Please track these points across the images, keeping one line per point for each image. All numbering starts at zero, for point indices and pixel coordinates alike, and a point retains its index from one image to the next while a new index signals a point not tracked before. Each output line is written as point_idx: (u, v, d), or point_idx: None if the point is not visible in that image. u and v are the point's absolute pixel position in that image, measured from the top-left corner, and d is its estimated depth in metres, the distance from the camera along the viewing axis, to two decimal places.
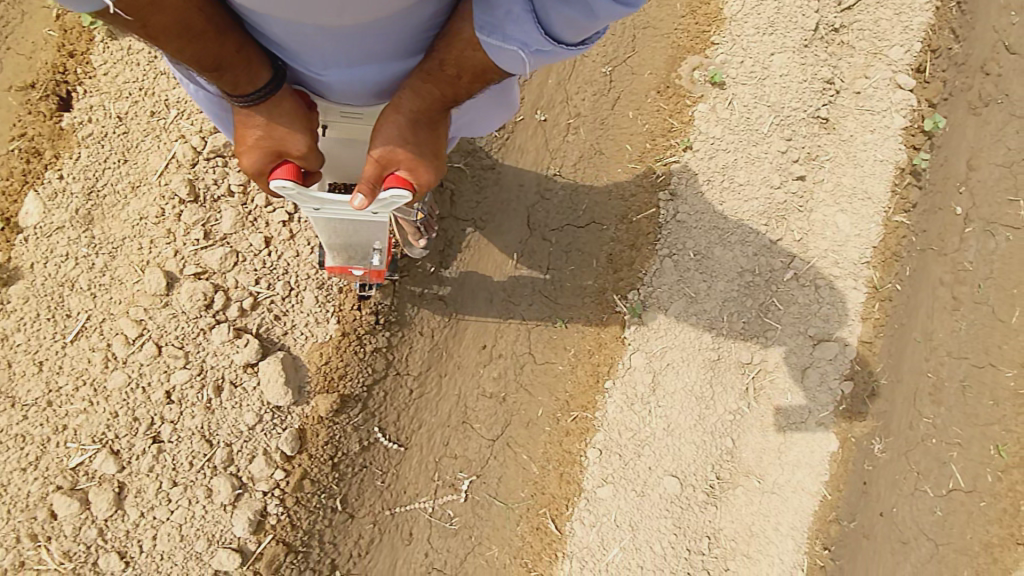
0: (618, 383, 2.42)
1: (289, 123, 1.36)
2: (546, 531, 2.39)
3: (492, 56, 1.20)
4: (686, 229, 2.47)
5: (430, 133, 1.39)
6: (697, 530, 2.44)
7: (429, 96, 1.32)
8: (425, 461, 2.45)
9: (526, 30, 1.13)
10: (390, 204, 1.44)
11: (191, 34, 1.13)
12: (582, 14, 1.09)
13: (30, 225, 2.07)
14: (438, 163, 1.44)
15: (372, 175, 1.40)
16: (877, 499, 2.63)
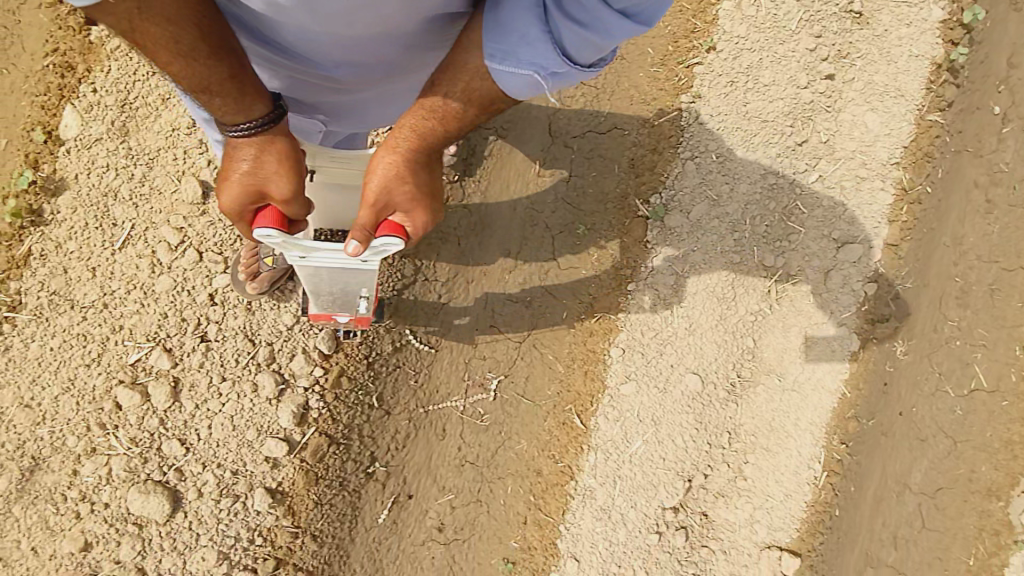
0: (641, 285, 2.48)
1: (277, 163, 1.43)
2: (572, 426, 2.52)
3: (505, 84, 1.30)
4: (707, 131, 2.46)
5: (428, 174, 1.46)
6: (718, 425, 2.58)
7: (428, 133, 1.40)
8: (455, 362, 2.58)
9: (541, 53, 1.24)
10: (380, 252, 1.55)
11: (189, 52, 1.22)
12: (598, 33, 1.20)
13: (70, 137, 2.15)
14: (433, 207, 1.51)
15: (367, 219, 1.46)
16: (898, 399, 2.60)
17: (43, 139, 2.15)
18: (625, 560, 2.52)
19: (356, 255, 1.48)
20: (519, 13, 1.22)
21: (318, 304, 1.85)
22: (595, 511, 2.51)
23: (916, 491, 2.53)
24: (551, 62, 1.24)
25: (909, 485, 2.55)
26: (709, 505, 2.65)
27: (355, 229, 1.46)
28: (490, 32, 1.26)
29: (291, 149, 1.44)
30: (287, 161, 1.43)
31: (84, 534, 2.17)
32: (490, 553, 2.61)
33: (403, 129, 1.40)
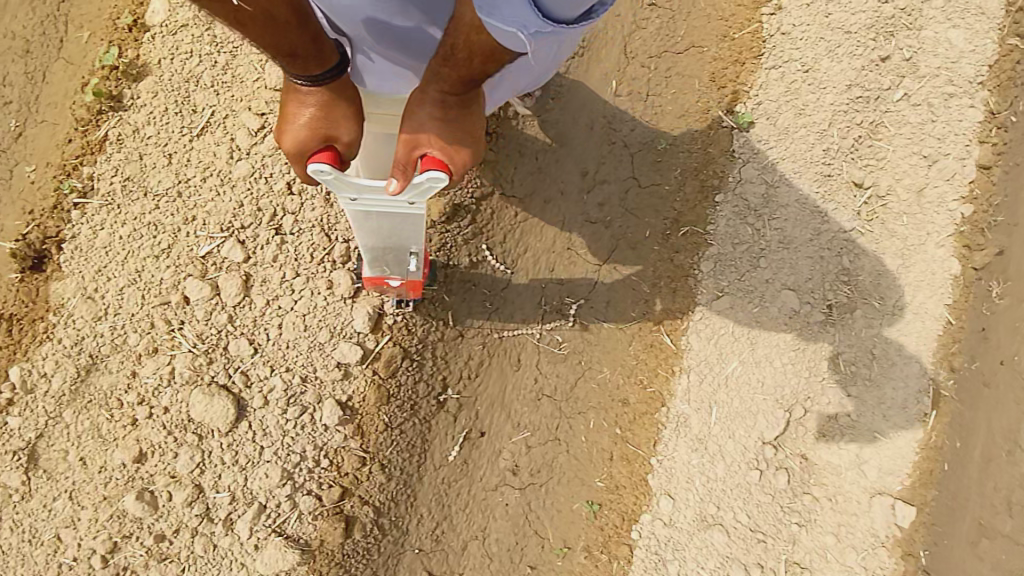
0: (729, 196, 2.38)
1: (345, 113, 1.36)
2: (661, 348, 2.34)
3: (496, 38, 1.15)
4: (790, 40, 2.45)
5: (462, 112, 1.34)
6: (817, 349, 2.38)
7: (450, 78, 1.27)
8: (532, 288, 2.41)
9: (517, 11, 1.07)
10: (427, 191, 1.35)
11: (274, 24, 1.16)
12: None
13: (156, 22, 2.19)
14: (471, 146, 1.38)
15: (402, 158, 1.34)
16: (999, 346, 2.34)
17: (128, 26, 2.20)
18: (724, 498, 2.27)
19: (397, 194, 1.33)
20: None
21: (373, 264, 1.75)
22: (690, 441, 2.29)
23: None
24: (530, 23, 1.08)
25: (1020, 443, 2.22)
26: (811, 446, 2.40)
27: (395, 166, 1.34)
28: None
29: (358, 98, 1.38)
30: (355, 110, 1.38)
31: (139, 443, 1.96)
32: (571, 497, 2.35)
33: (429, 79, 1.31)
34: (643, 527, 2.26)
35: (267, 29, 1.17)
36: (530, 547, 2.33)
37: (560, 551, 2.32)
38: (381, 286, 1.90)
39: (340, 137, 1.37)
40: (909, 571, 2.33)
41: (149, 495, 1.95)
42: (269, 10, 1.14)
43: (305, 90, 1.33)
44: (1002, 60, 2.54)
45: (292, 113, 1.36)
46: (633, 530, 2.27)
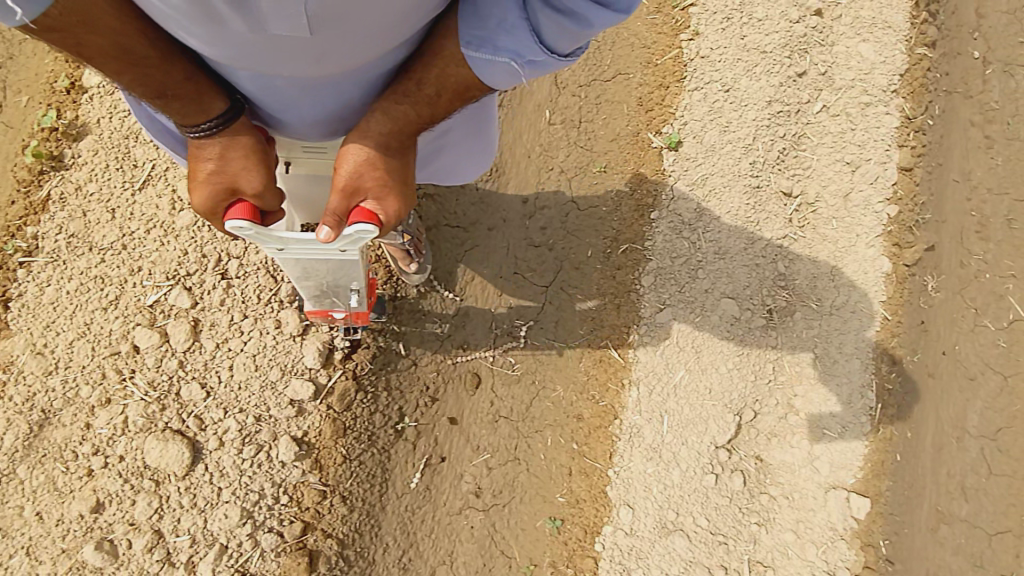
0: (664, 213, 2.47)
1: (247, 160, 1.36)
2: (610, 362, 2.41)
3: (480, 73, 1.27)
4: (709, 62, 2.57)
5: (400, 157, 1.39)
6: (760, 353, 2.47)
7: (406, 118, 1.34)
8: (482, 313, 2.50)
9: (519, 42, 1.21)
10: (356, 242, 1.41)
11: (132, 57, 1.16)
12: (580, 25, 1.18)
13: (93, 84, 2.29)
14: (407, 193, 1.43)
15: (337, 206, 1.37)
16: (938, 339, 2.56)
17: (66, 89, 2.29)
18: (682, 503, 2.33)
19: (327, 242, 1.37)
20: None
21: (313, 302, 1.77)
22: (644, 450, 2.34)
23: (976, 435, 2.45)
24: (528, 50, 1.22)
25: (967, 430, 2.46)
26: (762, 447, 2.48)
27: (325, 216, 1.36)
28: (465, 18, 1.22)
29: (257, 143, 1.37)
30: (255, 156, 1.37)
31: (96, 492, 1.98)
32: (534, 514, 2.39)
33: (375, 117, 1.34)
34: (605, 539, 2.31)
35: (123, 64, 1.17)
36: (497, 568, 2.36)
37: (527, 569, 2.34)
38: (325, 317, 1.92)
39: (245, 186, 1.37)
40: (869, 565, 2.39)
41: (107, 544, 1.96)
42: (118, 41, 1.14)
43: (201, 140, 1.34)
44: (912, 69, 2.74)
45: (195, 168, 1.38)
46: (596, 543, 2.31)
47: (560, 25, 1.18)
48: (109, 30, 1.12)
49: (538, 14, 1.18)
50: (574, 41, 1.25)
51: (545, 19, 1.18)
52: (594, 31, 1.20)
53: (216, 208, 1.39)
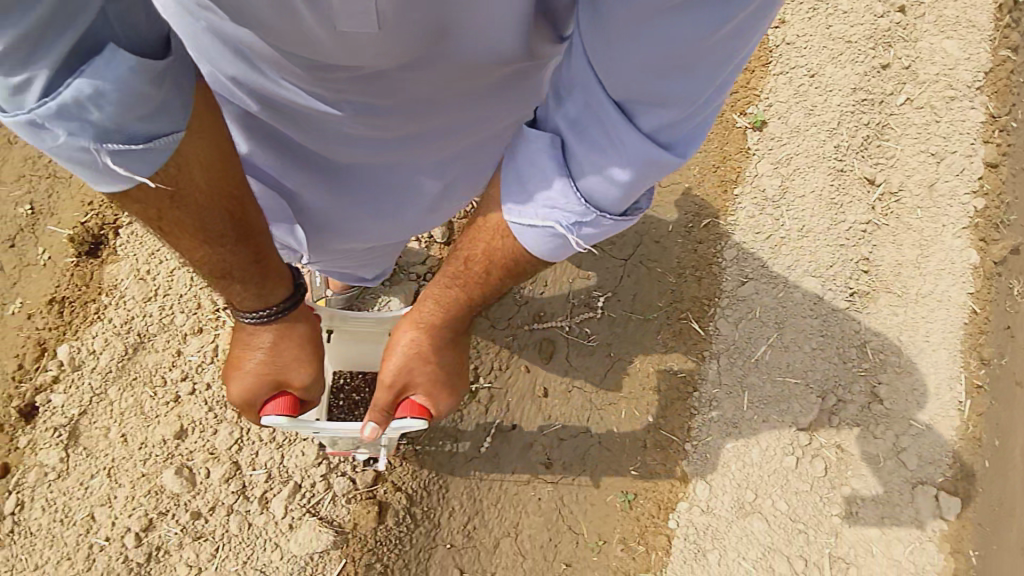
0: (746, 190, 2.49)
1: (294, 358, 1.44)
2: (689, 333, 2.37)
3: (526, 238, 1.21)
4: (795, 49, 2.62)
5: (450, 349, 1.43)
6: (844, 335, 2.41)
7: (455, 303, 1.35)
8: (560, 282, 2.50)
9: (560, 194, 1.13)
10: (398, 430, 1.52)
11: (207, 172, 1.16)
12: (622, 169, 1.06)
13: None
14: (456, 385, 1.49)
15: (385, 402, 1.46)
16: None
17: None
18: (762, 485, 2.23)
19: (372, 437, 1.48)
20: (538, 161, 1.14)
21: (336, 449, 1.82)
22: (724, 424, 2.27)
23: None
24: (572, 205, 1.13)
25: None
26: (846, 436, 2.35)
27: (374, 412, 1.48)
28: (511, 184, 1.19)
29: (309, 333, 1.45)
30: (307, 346, 1.46)
31: (181, 418, 2.00)
32: (604, 490, 2.29)
33: (424, 301, 1.39)
34: (681, 515, 2.20)
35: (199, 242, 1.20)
36: (564, 544, 2.26)
37: (595, 545, 2.25)
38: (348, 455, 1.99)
39: (292, 380, 1.45)
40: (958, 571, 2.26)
41: (187, 471, 1.96)
42: (204, 224, 1.17)
43: (253, 337, 1.40)
44: (997, 68, 2.73)
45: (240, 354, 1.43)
46: (670, 520, 2.21)
47: (602, 171, 1.08)
48: (196, 197, 1.14)
49: (579, 164, 1.10)
50: (629, 197, 1.12)
51: (589, 179, 1.09)
52: (647, 179, 1.07)
53: (257, 397, 1.44)
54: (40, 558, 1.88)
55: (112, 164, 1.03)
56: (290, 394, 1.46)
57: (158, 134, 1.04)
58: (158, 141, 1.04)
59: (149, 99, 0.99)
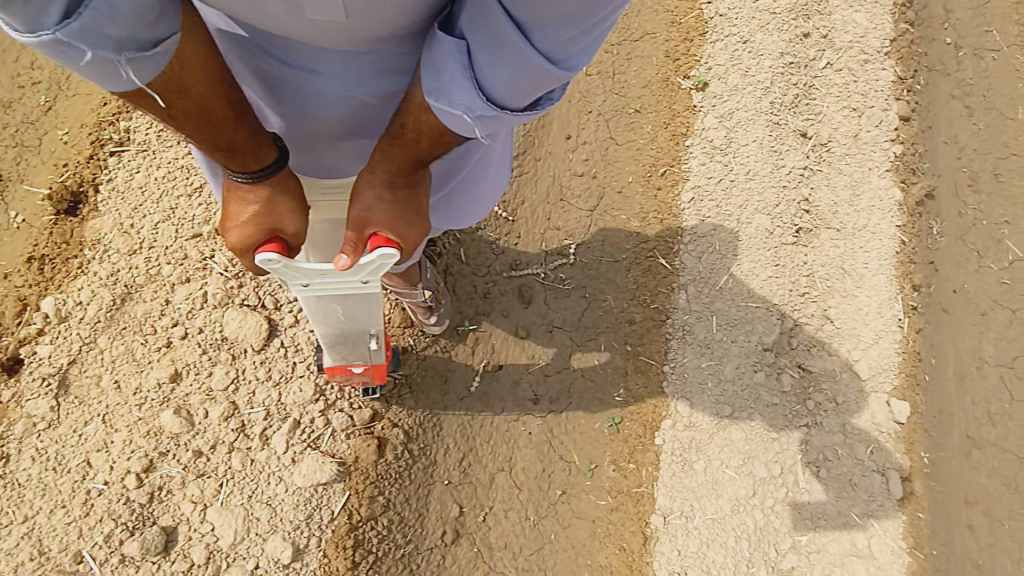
0: (696, 141, 2.73)
1: (287, 206, 1.40)
2: (658, 269, 2.56)
3: (442, 122, 1.21)
4: (727, 20, 2.93)
5: (410, 192, 1.38)
6: (795, 265, 2.66)
7: (399, 159, 1.32)
8: (532, 232, 2.65)
9: (469, 95, 1.15)
10: (377, 269, 1.41)
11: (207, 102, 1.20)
12: (524, 68, 1.09)
13: None
14: (419, 222, 1.45)
15: (352, 237, 1.40)
16: (947, 279, 2.76)
17: None
18: (737, 400, 2.41)
19: (344, 270, 1.40)
20: (446, 52, 1.13)
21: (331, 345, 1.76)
22: (696, 347, 2.45)
23: (994, 364, 2.59)
24: (479, 104, 1.15)
25: (985, 359, 2.61)
26: (803, 356, 2.58)
27: (345, 243, 1.40)
28: (425, 68, 1.18)
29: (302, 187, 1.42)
30: (300, 199, 1.42)
31: (175, 362, 2.00)
32: (592, 418, 2.41)
33: (377, 159, 1.36)
34: (665, 432, 2.35)
35: (201, 126, 1.22)
36: (557, 472, 2.36)
37: (588, 470, 2.36)
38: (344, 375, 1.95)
39: (285, 230, 1.40)
40: (916, 468, 2.53)
41: (185, 411, 1.96)
42: (204, 107, 1.20)
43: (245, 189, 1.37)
44: (898, 39, 3.13)
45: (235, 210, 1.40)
46: (656, 437, 2.35)
47: (505, 70, 1.10)
48: (200, 97, 1.18)
49: (485, 63, 1.11)
50: (530, 93, 1.16)
51: (494, 74, 1.11)
52: (543, 79, 1.12)
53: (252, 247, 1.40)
54: (31, 507, 1.83)
55: (126, 72, 1.08)
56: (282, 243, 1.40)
57: (161, 39, 1.08)
58: (162, 45, 1.08)
59: (150, 7, 1.03)
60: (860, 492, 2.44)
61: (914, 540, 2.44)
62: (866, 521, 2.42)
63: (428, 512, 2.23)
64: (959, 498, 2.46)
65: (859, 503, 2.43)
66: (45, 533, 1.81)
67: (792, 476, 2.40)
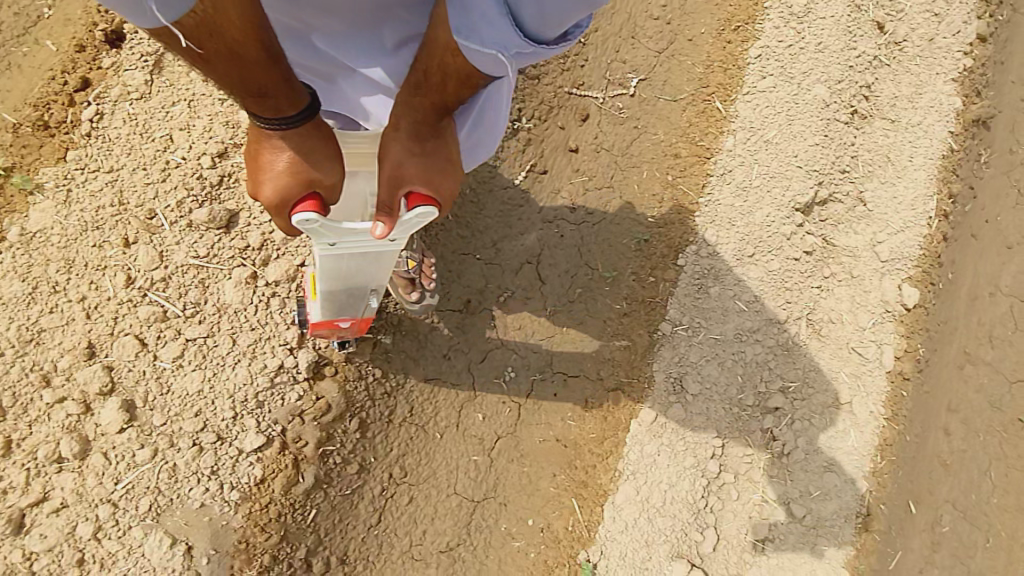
0: (776, 4, 2.77)
1: (325, 152, 1.33)
2: (714, 112, 2.66)
3: (475, 64, 1.19)
4: None
5: (438, 139, 1.36)
6: (845, 143, 2.74)
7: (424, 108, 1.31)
8: (600, 60, 2.73)
9: (500, 33, 1.12)
10: (415, 226, 1.41)
11: (238, 57, 1.14)
12: (556, 2, 1.03)
13: None
14: (453, 172, 1.40)
15: (386, 198, 1.36)
16: (982, 207, 2.75)
17: None
18: (761, 243, 2.54)
19: (385, 235, 1.38)
20: None
21: (329, 302, 1.75)
22: (734, 189, 2.56)
23: (1006, 293, 2.63)
24: (512, 44, 1.13)
25: (999, 287, 2.64)
26: (831, 229, 2.71)
27: (378, 209, 1.36)
28: (453, 3, 1.14)
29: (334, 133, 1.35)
30: (333, 145, 1.35)
31: None
32: (621, 233, 2.54)
33: (401, 111, 1.33)
34: (689, 256, 2.47)
35: (229, 64, 1.15)
36: (579, 276, 2.50)
37: (609, 277, 2.50)
38: (330, 333, 1.94)
39: (323, 181, 1.33)
40: (909, 352, 2.67)
41: None
42: (236, 51, 1.13)
43: (275, 138, 1.30)
44: None
45: (269, 161, 1.32)
46: (679, 258, 2.47)
47: (538, 4, 1.05)
48: (230, 41, 1.12)
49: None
50: (563, 23, 1.10)
51: (525, 7, 1.06)
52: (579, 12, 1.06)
53: (291, 201, 1.33)
54: (117, 162, 2.01)
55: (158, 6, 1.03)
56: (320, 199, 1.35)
57: None
58: None
59: None
60: (855, 356, 2.60)
61: (891, 412, 2.61)
62: (854, 381, 2.58)
63: (455, 279, 2.43)
64: (940, 404, 2.57)
65: (851, 364, 2.59)
66: (126, 187, 2.00)
67: (797, 327, 2.55)
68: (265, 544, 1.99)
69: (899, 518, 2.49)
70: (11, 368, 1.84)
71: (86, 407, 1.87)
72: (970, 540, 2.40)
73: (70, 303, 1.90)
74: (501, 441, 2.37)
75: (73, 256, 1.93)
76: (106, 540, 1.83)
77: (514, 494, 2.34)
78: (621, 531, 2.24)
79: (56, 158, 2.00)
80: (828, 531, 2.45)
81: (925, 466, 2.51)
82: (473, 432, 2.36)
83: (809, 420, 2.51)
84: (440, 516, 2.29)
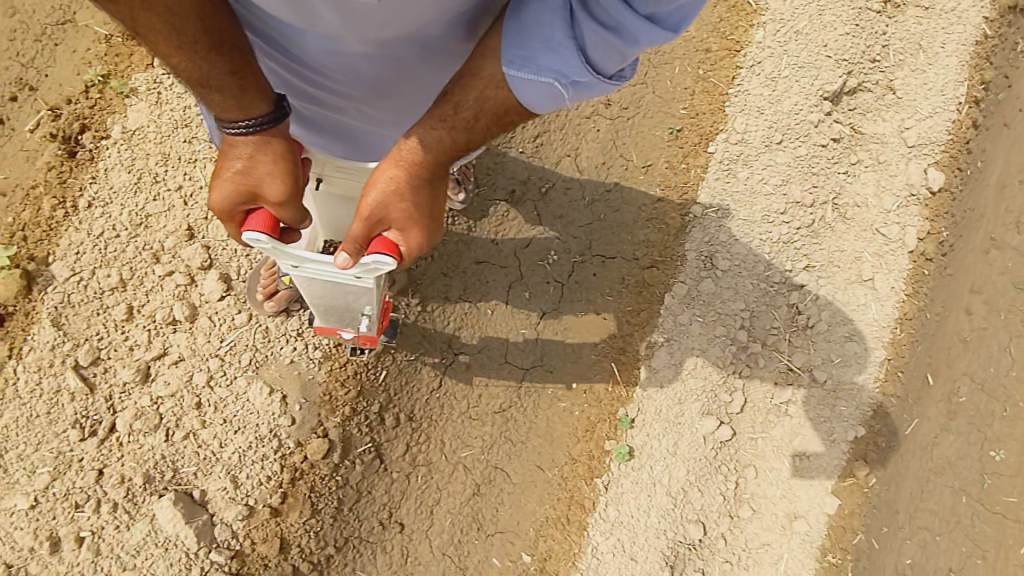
0: None
1: (272, 168, 1.45)
2: (744, 7, 2.80)
3: (522, 92, 1.33)
4: None
5: (427, 191, 1.44)
6: (874, 32, 2.86)
7: (439, 143, 1.40)
8: None
9: (560, 61, 1.28)
10: (372, 268, 1.48)
11: (179, 32, 1.25)
12: (617, 39, 1.24)
13: None
14: (428, 228, 1.48)
15: (358, 235, 1.43)
16: None
17: None
18: (789, 131, 2.68)
19: (343, 268, 1.44)
20: (542, 18, 1.26)
21: (325, 319, 1.89)
22: (763, 79, 2.71)
23: None
24: (571, 71, 1.29)
25: None
26: (858, 119, 2.83)
27: (347, 242, 1.42)
28: (510, 38, 1.30)
29: (287, 151, 1.46)
30: (284, 163, 1.45)
31: None
32: (654, 125, 2.74)
33: (406, 145, 1.42)
34: (718, 144, 2.67)
35: (168, 37, 1.25)
36: (615, 167, 2.71)
37: (643, 168, 2.70)
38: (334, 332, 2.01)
39: (267, 193, 1.45)
40: (933, 233, 2.80)
41: None
42: (171, 20, 1.23)
43: (233, 143, 1.44)
44: None
45: (225, 165, 1.46)
46: (710, 146, 2.67)
47: (602, 39, 1.25)
48: (163, 5, 1.21)
49: (580, 27, 1.25)
50: (615, 60, 1.31)
51: (589, 35, 1.25)
52: (632, 50, 1.27)
53: (236, 206, 1.45)
54: None
55: None
56: (267, 215, 1.46)
57: None
58: None
59: None
60: (879, 236, 2.77)
61: (912, 290, 2.77)
62: (877, 259, 2.76)
63: (501, 171, 2.70)
64: (964, 286, 2.67)
65: (874, 244, 2.76)
66: None
67: (821, 211, 2.73)
68: (345, 396, 2.34)
69: (917, 388, 2.65)
70: (127, 247, 2.18)
71: (192, 279, 2.22)
72: (987, 411, 2.51)
73: (169, 192, 2.23)
74: (547, 316, 2.63)
75: (168, 150, 2.26)
76: (217, 386, 2.19)
77: (559, 362, 2.61)
78: (656, 389, 2.52)
79: (144, 65, 2.36)
80: (846, 394, 2.68)
81: (944, 342, 2.65)
82: (521, 308, 2.63)
83: (831, 296, 2.72)
84: (494, 381, 2.59)
